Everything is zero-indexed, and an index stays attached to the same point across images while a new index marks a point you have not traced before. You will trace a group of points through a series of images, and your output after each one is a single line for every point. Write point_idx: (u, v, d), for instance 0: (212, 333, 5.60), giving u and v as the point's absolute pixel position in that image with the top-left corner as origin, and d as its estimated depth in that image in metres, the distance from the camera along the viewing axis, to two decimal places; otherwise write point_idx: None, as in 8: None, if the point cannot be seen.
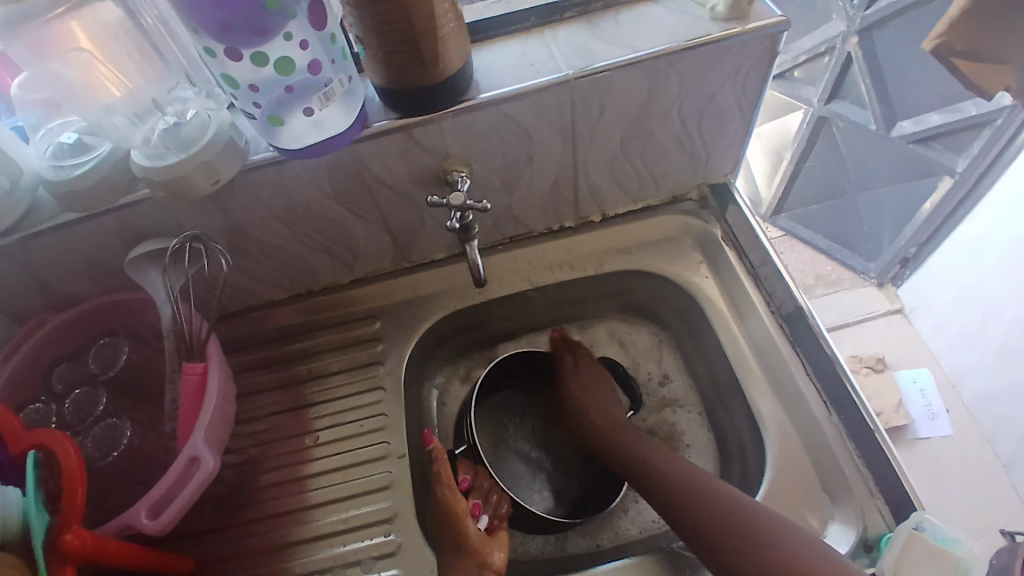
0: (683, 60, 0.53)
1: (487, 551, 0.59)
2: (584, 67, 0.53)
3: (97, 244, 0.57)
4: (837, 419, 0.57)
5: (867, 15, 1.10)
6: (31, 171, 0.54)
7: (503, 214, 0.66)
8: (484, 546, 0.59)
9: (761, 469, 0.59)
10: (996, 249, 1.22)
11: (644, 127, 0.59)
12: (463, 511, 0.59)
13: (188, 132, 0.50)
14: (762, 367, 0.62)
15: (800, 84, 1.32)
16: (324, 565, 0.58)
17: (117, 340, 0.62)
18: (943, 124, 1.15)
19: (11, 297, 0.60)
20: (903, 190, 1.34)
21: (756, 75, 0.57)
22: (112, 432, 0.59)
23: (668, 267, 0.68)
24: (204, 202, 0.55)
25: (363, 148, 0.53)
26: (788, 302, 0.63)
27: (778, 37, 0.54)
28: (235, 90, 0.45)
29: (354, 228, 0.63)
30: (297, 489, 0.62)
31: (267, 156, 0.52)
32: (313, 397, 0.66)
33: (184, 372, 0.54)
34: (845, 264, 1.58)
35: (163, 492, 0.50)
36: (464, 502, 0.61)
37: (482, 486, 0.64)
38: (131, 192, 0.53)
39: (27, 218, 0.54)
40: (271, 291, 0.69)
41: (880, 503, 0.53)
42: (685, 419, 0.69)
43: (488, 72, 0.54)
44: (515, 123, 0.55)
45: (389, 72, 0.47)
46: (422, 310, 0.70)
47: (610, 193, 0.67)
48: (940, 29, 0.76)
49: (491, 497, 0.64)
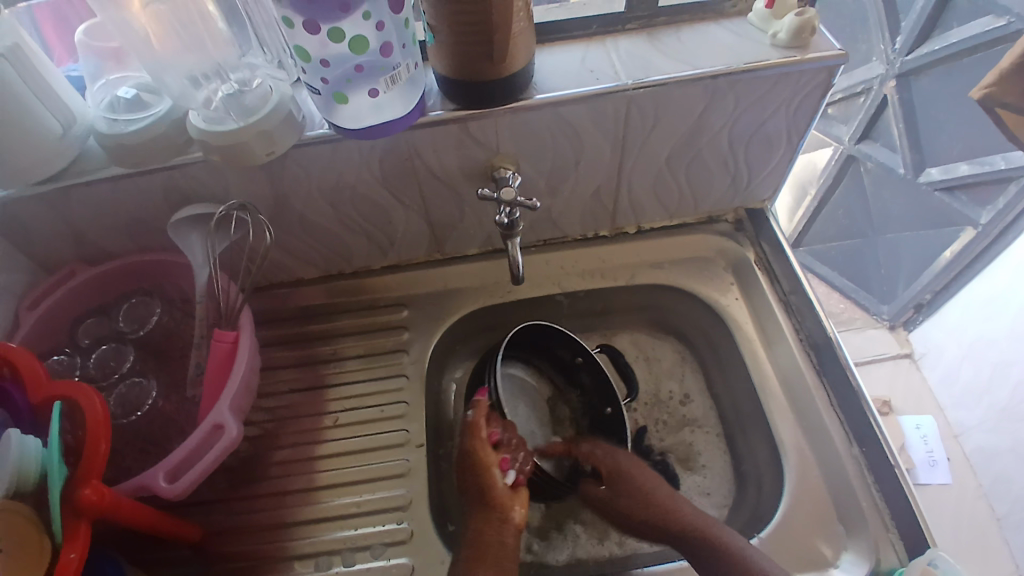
0: (741, 82, 0.54)
1: (510, 505, 0.55)
2: (642, 78, 0.53)
3: (141, 201, 0.57)
4: (857, 452, 0.57)
5: (907, 60, 1.13)
6: (84, 120, 0.54)
7: (543, 216, 0.66)
8: (509, 498, 0.56)
9: (777, 496, 0.58)
10: (1010, 310, 1.20)
11: (693, 144, 0.60)
12: (493, 463, 0.56)
13: (250, 101, 0.51)
14: (787, 395, 0.62)
15: (832, 122, 1.38)
16: (333, 546, 0.57)
17: (151, 301, 0.62)
18: (972, 175, 1.17)
19: (45, 244, 0.60)
20: (925, 238, 1.36)
21: (810, 104, 0.58)
22: (137, 393, 0.58)
23: (699, 285, 0.69)
24: (253, 171, 0.55)
25: (418, 135, 0.54)
26: (817, 332, 0.63)
27: (836, 70, 0.54)
28: (305, 64, 0.46)
29: (395, 215, 0.63)
30: (310, 467, 0.61)
31: (322, 133, 0.52)
32: (332, 379, 0.66)
33: (217, 339, 0.55)
34: (860, 303, 1.60)
35: (183, 457, 0.50)
36: (495, 455, 0.57)
37: (511, 442, 0.59)
38: (184, 154, 0.53)
39: (74, 166, 0.54)
40: (304, 270, 0.69)
41: (895, 538, 0.53)
42: (703, 441, 0.67)
43: (549, 74, 0.55)
44: (569, 127, 0.56)
45: (456, 61, 0.48)
46: (450, 302, 0.70)
47: (650, 207, 0.68)
48: (989, 80, 0.78)
49: (521, 454, 0.58)
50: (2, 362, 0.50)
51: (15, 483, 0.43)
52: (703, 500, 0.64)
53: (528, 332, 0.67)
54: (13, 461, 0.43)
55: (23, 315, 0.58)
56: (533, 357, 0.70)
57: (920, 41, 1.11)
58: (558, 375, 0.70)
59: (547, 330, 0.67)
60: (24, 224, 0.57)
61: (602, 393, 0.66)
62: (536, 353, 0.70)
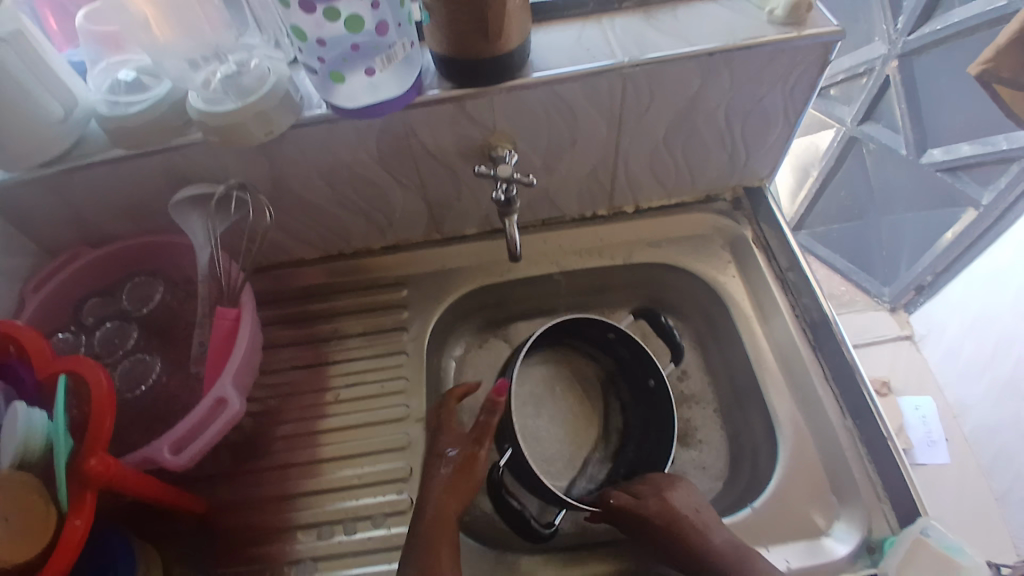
0: (736, 59, 0.54)
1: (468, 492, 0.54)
2: (638, 55, 0.53)
3: (143, 183, 0.58)
4: (850, 425, 0.58)
5: (910, 39, 1.13)
6: (85, 103, 0.55)
7: (540, 194, 0.67)
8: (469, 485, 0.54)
9: (771, 468, 0.59)
10: (1012, 289, 1.21)
11: (688, 122, 0.60)
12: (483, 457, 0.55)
13: (245, 82, 0.51)
14: (782, 371, 0.63)
15: (835, 103, 1.38)
16: (336, 517, 0.59)
17: (154, 280, 0.63)
18: (974, 155, 1.16)
19: (48, 226, 0.61)
20: (927, 218, 1.35)
21: (807, 81, 0.58)
22: (142, 366, 0.59)
23: (695, 263, 0.69)
24: (252, 151, 0.55)
25: (414, 114, 0.54)
26: (813, 309, 0.64)
27: (832, 46, 0.54)
28: (302, 44, 0.47)
29: (393, 194, 0.64)
30: (312, 442, 0.63)
31: (319, 113, 0.53)
32: (333, 356, 0.67)
33: (218, 316, 0.56)
34: (860, 285, 1.60)
35: (187, 431, 0.51)
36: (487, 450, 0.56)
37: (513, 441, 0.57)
38: (182, 135, 0.54)
39: (76, 149, 0.55)
40: (304, 250, 0.70)
41: (887, 508, 0.54)
42: (699, 416, 0.68)
43: (545, 52, 0.55)
44: (565, 105, 0.56)
45: (451, 40, 0.48)
46: (449, 281, 0.71)
47: (646, 185, 0.68)
48: (987, 55, 0.78)
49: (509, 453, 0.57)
50: (8, 339, 0.51)
51: (21, 454, 0.45)
52: (699, 475, 0.65)
53: (559, 326, 0.65)
54: (20, 433, 0.45)
55: (28, 297, 0.59)
56: (560, 338, 0.69)
57: (921, 22, 1.11)
58: (593, 349, 0.70)
59: (576, 318, 0.65)
60: (28, 208, 0.58)
61: (643, 365, 0.64)
62: (563, 334, 0.68)
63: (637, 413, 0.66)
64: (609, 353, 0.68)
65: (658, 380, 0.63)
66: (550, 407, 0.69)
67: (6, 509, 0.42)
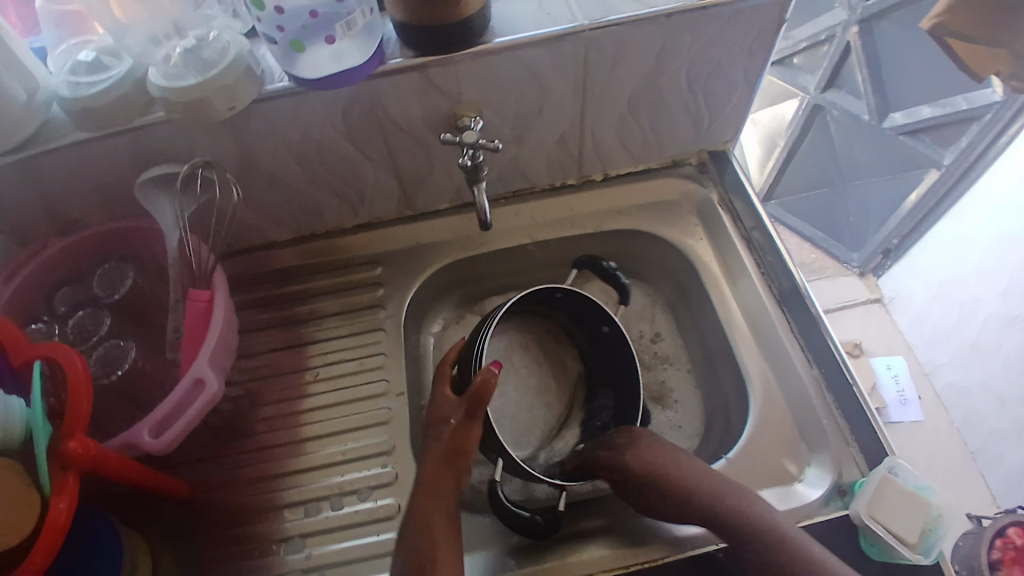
0: (695, 19, 0.55)
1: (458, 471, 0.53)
2: (599, 18, 0.54)
3: (108, 166, 0.57)
4: (817, 373, 0.60)
5: (869, 5, 1.15)
6: (47, 86, 0.54)
7: (510, 166, 0.67)
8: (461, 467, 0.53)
9: (744, 421, 0.61)
10: (977, 248, 1.24)
11: (653, 86, 0.61)
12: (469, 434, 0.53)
13: (208, 54, 0.51)
14: (752, 329, 0.64)
15: (798, 72, 1.38)
16: (321, 493, 0.59)
17: (123, 265, 0.62)
18: (934, 117, 1.19)
19: (14, 215, 0.60)
20: (891, 183, 1.38)
21: (765, 41, 0.59)
22: (117, 352, 0.59)
23: (666, 228, 0.70)
24: (217, 128, 0.55)
25: (380, 85, 0.54)
26: (779, 266, 0.65)
27: (788, 3, 0.55)
28: (260, 12, 0.48)
29: (363, 169, 0.63)
30: (292, 422, 0.63)
31: (283, 87, 0.52)
32: (310, 336, 0.67)
33: (191, 298, 0.55)
34: (830, 252, 1.64)
35: (168, 412, 0.51)
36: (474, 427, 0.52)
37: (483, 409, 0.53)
38: (146, 114, 0.53)
39: (40, 133, 0.54)
40: (275, 232, 0.70)
41: (855, 452, 0.56)
42: (675, 377, 0.70)
43: (508, 18, 0.55)
44: (529, 72, 0.56)
45: (413, 6, 0.48)
46: (424, 257, 0.71)
47: (614, 152, 0.69)
48: (939, 10, 0.80)
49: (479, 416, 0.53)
50: None
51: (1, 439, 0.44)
52: (675, 433, 0.66)
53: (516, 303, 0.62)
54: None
55: None
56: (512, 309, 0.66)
57: None
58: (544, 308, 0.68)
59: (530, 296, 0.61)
60: None
61: (593, 313, 0.63)
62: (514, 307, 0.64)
63: (611, 364, 0.64)
64: (565, 311, 0.67)
65: (610, 327, 0.62)
66: (527, 372, 0.70)
67: None
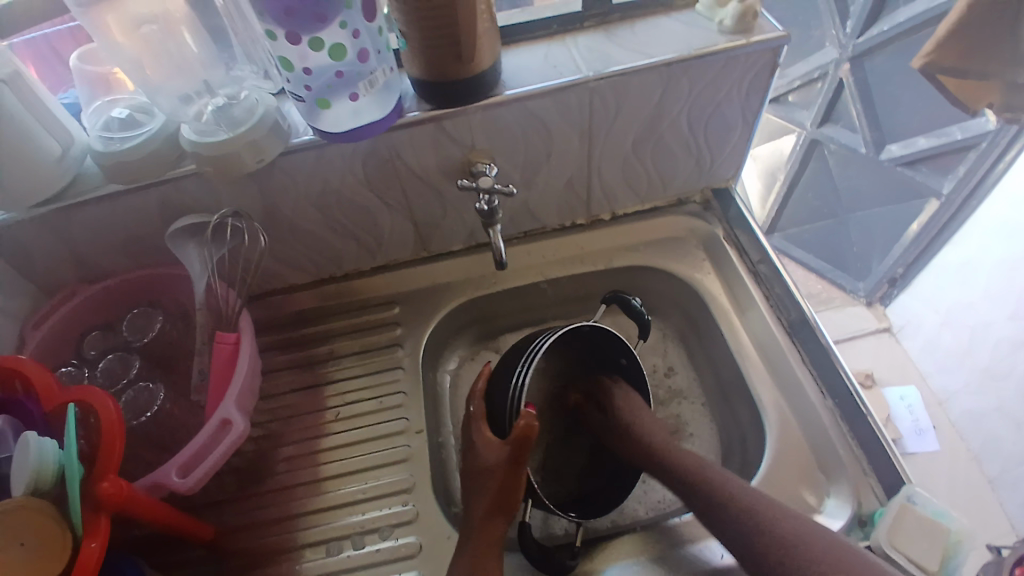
0: (693, 67, 0.58)
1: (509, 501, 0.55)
2: (602, 70, 0.57)
3: (138, 218, 0.60)
4: (831, 404, 0.61)
5: (859, 42, 1.19)
6: (81, 143, 0.58)
7: (520, 208, 0.70)
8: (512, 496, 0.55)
9: (761, 452, 0.61)
10: (984, 273, 1.26)
11: (655, 129, 0.64)
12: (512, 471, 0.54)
13: (236, 112, 0.54)
14: (765, 359, 0.65)
15: (795, 108, 1.42)
16: (343, 532, 0.60)
17: (153, 311, 0.65)
18: (930, 148, 1.22)
19: (45, 266, 0.63)
20: (892, 213, 1.41)
21: (760, 85, 0.62)
22: (146, 396, 0.60)
23: (673, 264, 0.72)
24: (243, 180, 0.58)
25: (397, 136, 0.57)
26: (786, 296, 0.67)
27: (779, 50, 0.59)
28: (288, 74, 0.50)
29: (380, 215, 0.66)
30: (310, 462, 0.64)
31: (306, 140, 0.56)
32: (328, 377, 0.69)
33: (218, 341, 0.57)
34: (837, 283, 1.66)
35: (194, 453, 0.52)
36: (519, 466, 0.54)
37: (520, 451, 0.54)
38: (176, 168, 0.56)
39: (73, 187, 0.57)
40: (295, 276, 0.72)
41: (873, 481, 0.56)
42: (689, 410, 0.71)
43: (516, 71, 0.59)
44: (538, 120, 0.60)
45: (428, 62, 0.52)
46: (440, 296, 0.73)
47: (620, 192, 0.72)
48: (929, 49, 0.85)
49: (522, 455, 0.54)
50: (15, 375, 0.52)
51: (34, 482, 0.45)
52: None
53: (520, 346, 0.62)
54: (32, 460, 0.45)
55: (29, 335, 0.61)
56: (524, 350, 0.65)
57: (869, 24, 1.17)
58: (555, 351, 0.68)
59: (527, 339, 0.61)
60: (24, 246, 0.60)
61: (614, 348, 0.65)
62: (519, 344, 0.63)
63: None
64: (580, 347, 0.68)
65: (631, 360, 0.65)
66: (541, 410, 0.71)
67: (24, 534, 0.43)
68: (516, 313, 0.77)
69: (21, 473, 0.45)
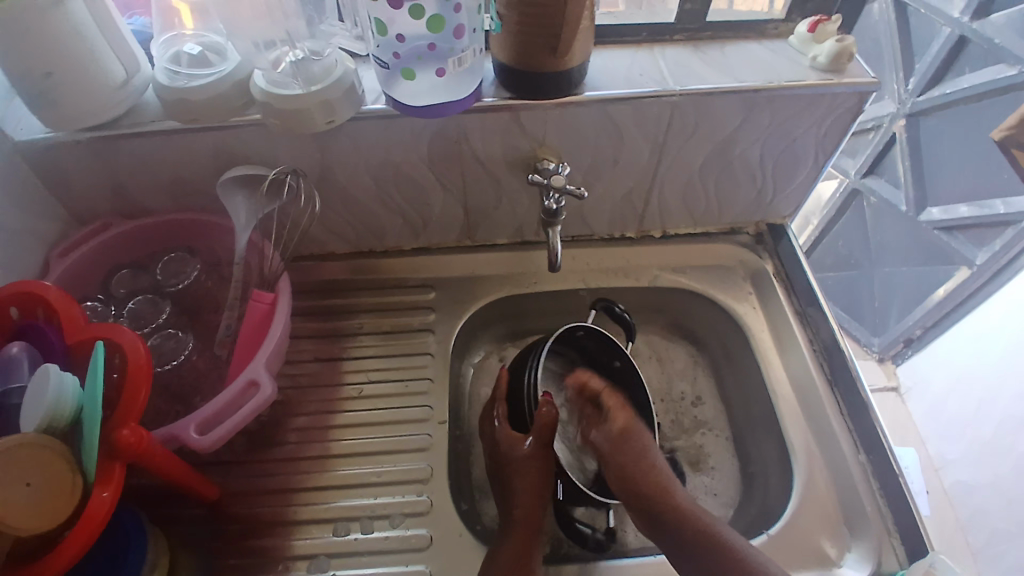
0: (779, 98, 0.57)
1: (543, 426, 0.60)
2: (686, 86, 0.56)
3: (191, 160, 0.58)
4: (864, 459, 0.60)
5: (919, 101, 1.19)
6: (145, 72, 0.56)
7: (574, 212, 0.69)
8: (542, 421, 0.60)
9: (785, 499, 0.60)
10: (997, 351, 1.26)
11: (726, 154, 0.63)
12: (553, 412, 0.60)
13: (313, 69, 0.53)
14: (802, 404, 0.64)
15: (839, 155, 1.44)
16: (352, 513, 0.58)
17: (189, 258, 0.63)
18: (971, 217, 1.21)
19: (84, 193, 0.60)
20: (919, 275, 1.40)
21: (838, 129, 0.61)
22: (172, 344, 0.60)
23: (718, 292, 0.71)
24: (307, 139, 0.56)
25: (470, 120, 0.56)
26: (831, 343, 0.66)
27: (868, 95, 0.57)
28: (380, 37, 0.50)
29: (433, 196, 0.64)
30: (323, 437, 0.62)
31: (378, 108, 0.54)
32: (350, 352, 0.67)
33: (255, 299, 0.56)
34: (851, 334, 1.64)
35: (215, 412, 0.50)
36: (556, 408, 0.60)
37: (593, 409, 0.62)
38: (240, 115, 0.54)
39: (128, 117, 0.55)
40: (334, 244, 0.70)
41: (896, 542, 0.55)
42: (712, 442, 0.69)
43: (600, 73, 0.57)
44: (614, 126, 0.58)
45: (520, 50, 0.51)
46: (477, 289, 0.72)
47: (676, 212, 0.70)
48: (1010, 123, 0.83)
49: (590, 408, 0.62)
50: (38, 302, 0.50)
51: (50, 418, 0.43)
52: (710, 500, 0.65)
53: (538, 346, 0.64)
54: (51, 396, 0.43)
55: (56, 262, 0.59)
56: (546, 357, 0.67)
57: (932, 84, 1.17)
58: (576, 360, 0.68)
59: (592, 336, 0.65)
60: (68, 168, 0.57)
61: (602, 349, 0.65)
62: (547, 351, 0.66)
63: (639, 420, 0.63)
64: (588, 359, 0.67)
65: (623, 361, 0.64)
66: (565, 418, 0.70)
67: (31, 472, 0.40)
68: (547, 315, 0.75)
69: (37, 408, 0.43)
